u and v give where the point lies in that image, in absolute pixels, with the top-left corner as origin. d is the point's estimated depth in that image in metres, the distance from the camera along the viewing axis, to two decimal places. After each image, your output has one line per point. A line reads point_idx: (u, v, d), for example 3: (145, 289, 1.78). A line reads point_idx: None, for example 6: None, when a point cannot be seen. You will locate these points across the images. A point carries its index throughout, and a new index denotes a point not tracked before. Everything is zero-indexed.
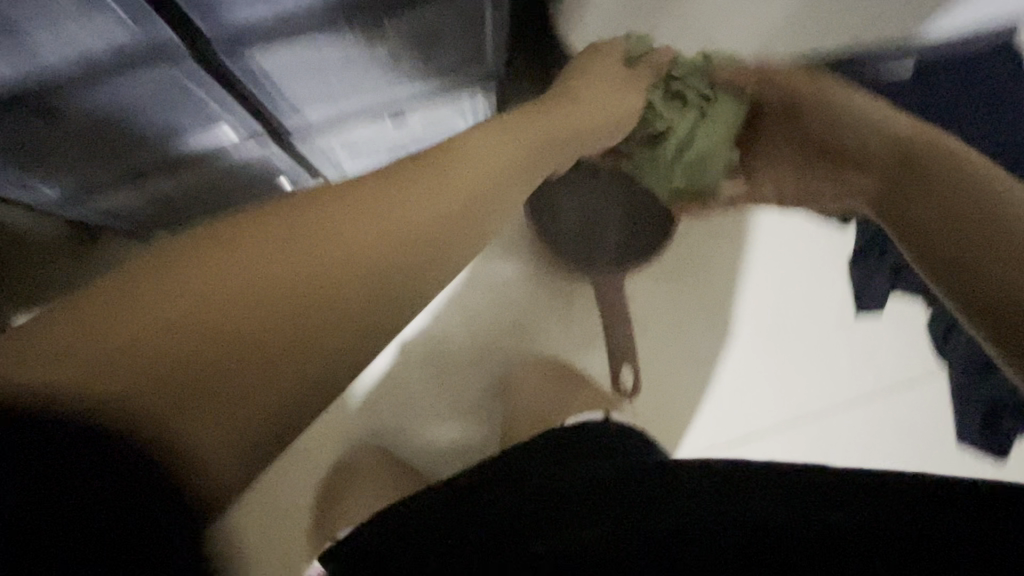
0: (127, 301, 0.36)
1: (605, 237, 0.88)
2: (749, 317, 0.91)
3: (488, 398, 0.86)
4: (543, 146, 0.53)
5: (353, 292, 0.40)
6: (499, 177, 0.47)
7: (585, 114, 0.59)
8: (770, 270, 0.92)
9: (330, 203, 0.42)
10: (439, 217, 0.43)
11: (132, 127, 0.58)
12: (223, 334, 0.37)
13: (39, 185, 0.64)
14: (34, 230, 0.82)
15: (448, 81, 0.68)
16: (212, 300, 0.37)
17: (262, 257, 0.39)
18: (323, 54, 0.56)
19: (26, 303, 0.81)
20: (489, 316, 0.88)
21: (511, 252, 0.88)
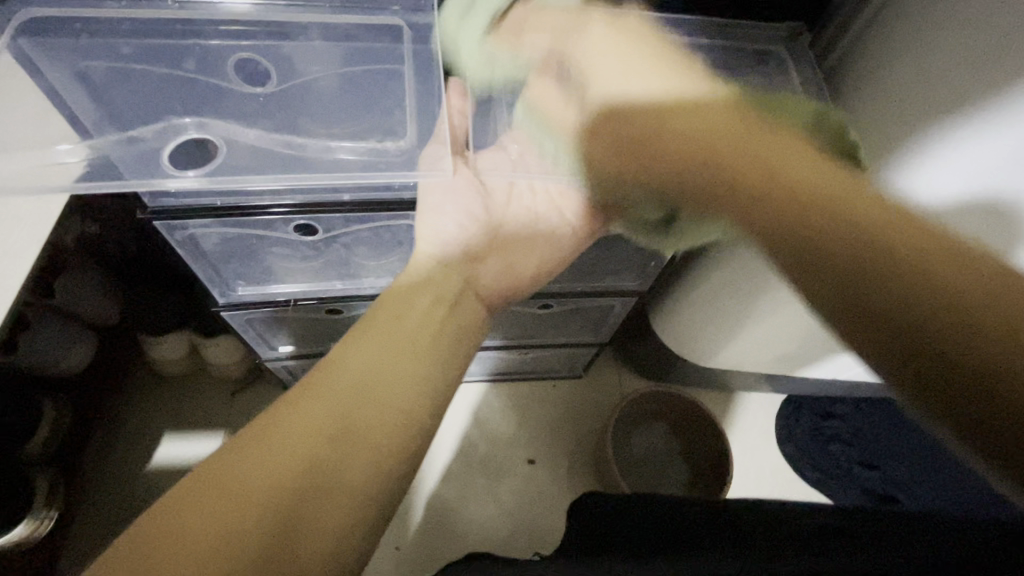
0: (204, 496, 0.39)
1: (655, 460, 1.13)
2: (773, 479, 1.15)
3: (543, 536, 1.05)
4: (422, 337, 0.51)
5: (289, 439, 0.42)
6: (381, 374, 0.47)
7: (399, 297, 0.53)
8: (799, 467, 1.15)
9: (344, 354, 0.48)
10: (317, 435, 0.42)
11: (339, 291, 0.77)
12: (227, 493, 0.39)
13: (279, 344, 0.93)
14: (221, 366, 1.04)
15: (572, 319, 0.99)
16: (220, 490, 0.39)
17: (230, 479, 0.40)
18: None
19: (195, 428, 1.04)
20: (556, 484, 1.09)
21: (587, 435, 1.14)
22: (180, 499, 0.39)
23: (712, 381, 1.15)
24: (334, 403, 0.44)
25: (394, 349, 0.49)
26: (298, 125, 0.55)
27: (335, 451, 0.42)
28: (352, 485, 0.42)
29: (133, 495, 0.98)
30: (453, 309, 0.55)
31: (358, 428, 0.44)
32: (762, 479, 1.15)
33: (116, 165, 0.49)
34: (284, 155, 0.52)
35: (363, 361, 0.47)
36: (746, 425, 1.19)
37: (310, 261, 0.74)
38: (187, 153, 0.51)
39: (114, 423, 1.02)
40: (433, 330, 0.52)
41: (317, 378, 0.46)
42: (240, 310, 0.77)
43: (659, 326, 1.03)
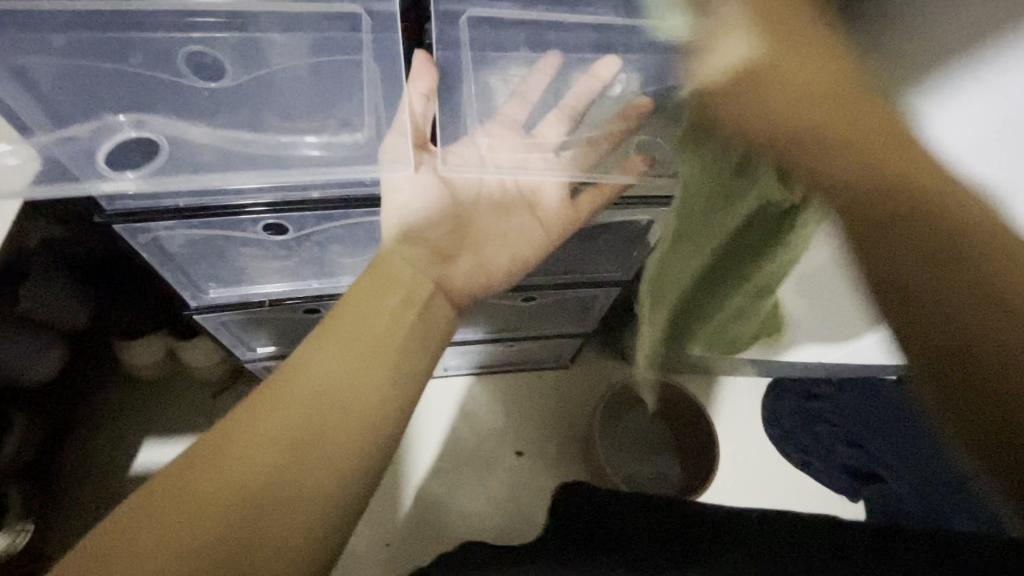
0: (160, 517, 0.37)
1: (642, 448, 1.14)
2: (759, 462, 1.16)
3: (531, 528, 1.05)
4: (393, 338, 0.49)
5: (248, 453, 0.40)
6: (349, 380, 0.45)
7: (369, 296, 0.51)
8: (784, 449, 1.17)
9: (307, 359, 0.45)
10: (279, 450, 0.41)
11: (317, 290, 0.76)
12: (183, 513, 0.37)
13: (257, 346, 0.91)
14: (200, 369, 1.02)
15: (556, 311, 0.98)
16: (176, 509, 0.37)
17: (185, 498, 0.38)
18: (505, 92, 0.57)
19: (175, 433, 1.02)
20: (544, 475, 1.09)
21: (574, 426, 1.14)
22: (135, 519, 0.37)
23: (698, 367, 1.15)
24: (298, 412, 0.43)
25: (361, 356, 0.47)
26: (258, 120, 0.53)
27: (299, 468, 0.41)
28: (317, 502, 0.41)
29: (113, 502, 0.96)
30: (421, 310, 0.53)
31: (322, 439, 0.42)
32: (748, 463, 1.16)
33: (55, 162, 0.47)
34: (243, 157, 0.50)
35: (329, 369, 0.45)
36: (733, 410, 1.20)
37: (285, 261, 0.72)
38: (134, 157, 0.49)
39: (93, 430, 1.00)
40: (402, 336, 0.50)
41: (278, 386, 0.44)
42: (214, 313, 0.75)
43: (644, 315, 1.02)
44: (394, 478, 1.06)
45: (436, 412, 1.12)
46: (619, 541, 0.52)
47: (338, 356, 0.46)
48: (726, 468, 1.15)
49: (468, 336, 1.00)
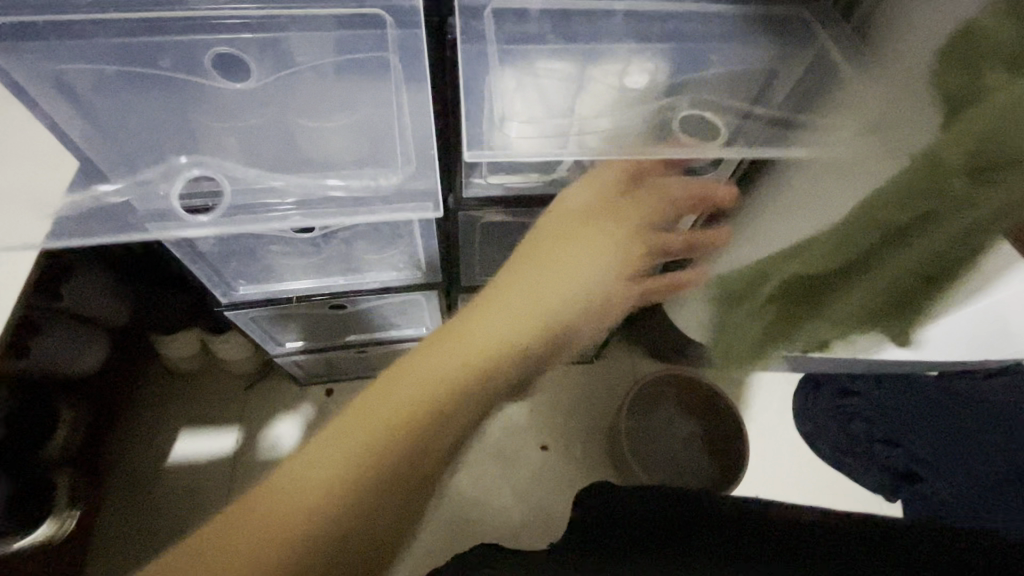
0: (252, 528, 0.42)
1: (669, 443, 1.12)
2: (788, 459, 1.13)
3: (556, 521, 1.05)
4: (478, 366, 0.52)
5: (335, 469, 0.45)
6: (434, 409, 0.49)
7: (458, 324, 0.55)
8: (815, 445, 1.14)
9: (398, 381, 0.50)
10: (355, 466, 0.45)
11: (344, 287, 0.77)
12: (282, 528, 0.42)
13: (287, 340, 0.93)
14: (232, 363, 1.04)
15: None
16: (275, 520, 0.43)
17: (285, 514, 0.43)
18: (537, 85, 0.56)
19: (207, 424, 1.05)
20: (569, 471, 1.09)
21: (599, 420, 1.13)
22: (233, 518, 0.43)
23: (727, 363, 1.13)
24: (387, 433, 0.47)
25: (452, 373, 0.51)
26: (291, 131, 0.56)
27: (381, 489, 0.46)
28: (381, 515, 0.46)
29: (154, 489, 1.00)
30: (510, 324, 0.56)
31: (403, 468, 0.47)
32: (777, 459, 1.13)
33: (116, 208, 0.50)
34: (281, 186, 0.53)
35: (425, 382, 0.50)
36: (762, 406, 1.18)
37: (312, 257, 0.73)
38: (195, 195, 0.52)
39: (133, 420, 1.04)
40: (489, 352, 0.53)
41: (369, 404, 0.48)
42: (244, 309, 0.77)
43: (671, 311, 1.01)
44: None
45: None
46: (632, 538, 0.51)
47: (421, 382, 0.50)
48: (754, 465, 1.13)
49: None
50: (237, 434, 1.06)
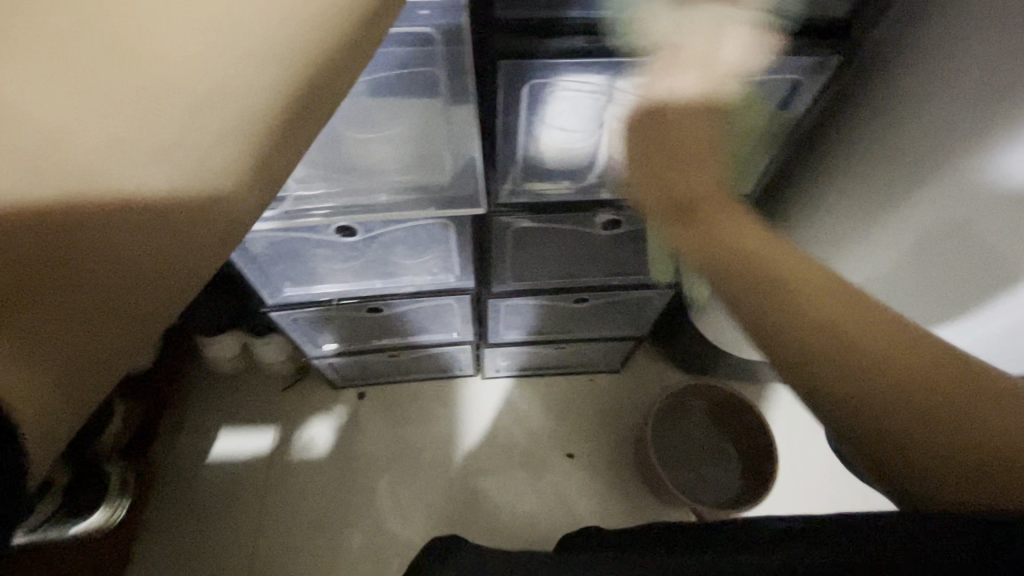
0: None
1: (698, 456, 1.11)
2: (821, 475, 1.11)
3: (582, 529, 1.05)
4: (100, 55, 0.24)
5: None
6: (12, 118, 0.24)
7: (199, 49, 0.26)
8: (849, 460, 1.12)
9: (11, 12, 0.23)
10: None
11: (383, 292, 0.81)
12: None
13: (325, 343, 0.97)
14: (273, 364, 1.09)
15: (609, 315, 0.99)
16: None
17: None
18: (575, 95, 0.58)
19: (246, 424, 1.10)
20: (595, 479, 1.09)
21: (626, 430, 1.14)
22: None
23: (759, 374, 1.12)
24: None
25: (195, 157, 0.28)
26: (339, 140, 0.59)
27: None
28: None
29: (195, 485, 1.05)
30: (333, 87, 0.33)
31: None
32: (810, 474, 1.11)
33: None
34: (331, 193, 0.62)
35: (169, 141, 0.27)
36: (794, 420, 1.16)
37: (353, 261, 0.77)
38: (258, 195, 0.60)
39: (180, 419, 1.10)
40: (269, 133, 0.31)
41: None
42: (289, 311, 0.81)
43: (699, 321, 1.01)
44: (446, 472, 1.09)
45: (486, 411, 1.15)
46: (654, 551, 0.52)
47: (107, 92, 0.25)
48: (787, 479, 1.11)
49: (520, 338, 1.02)
50: (273, 435, 1.10)
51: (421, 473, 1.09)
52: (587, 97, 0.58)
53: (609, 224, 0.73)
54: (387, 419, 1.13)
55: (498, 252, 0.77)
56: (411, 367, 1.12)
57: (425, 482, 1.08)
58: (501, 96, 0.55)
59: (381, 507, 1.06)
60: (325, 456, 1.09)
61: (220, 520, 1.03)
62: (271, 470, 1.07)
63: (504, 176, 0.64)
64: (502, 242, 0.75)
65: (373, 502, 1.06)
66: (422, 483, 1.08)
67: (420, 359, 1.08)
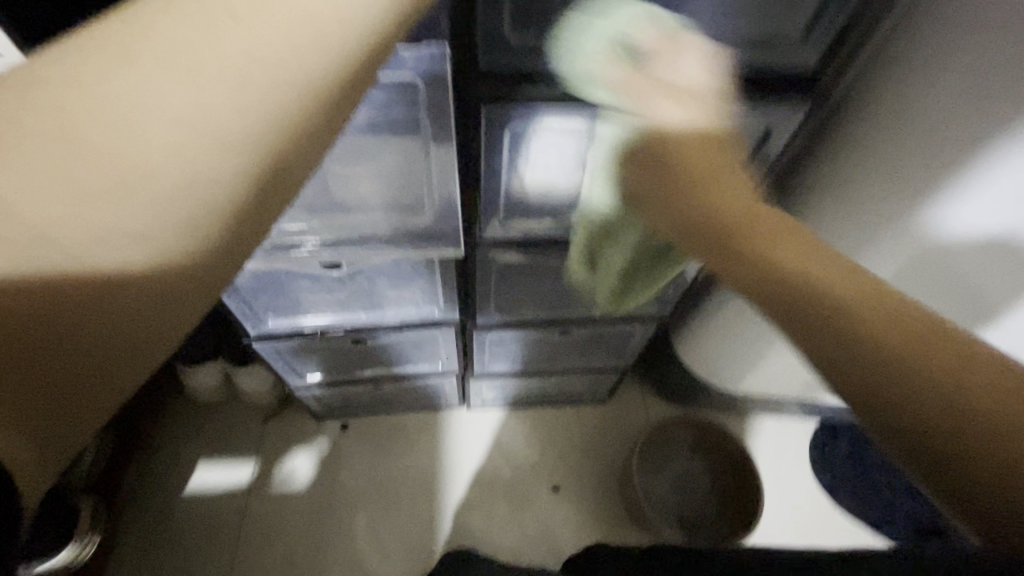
0: None
1: (683, 489, 1.10)
2: (806, 509, 1.11)
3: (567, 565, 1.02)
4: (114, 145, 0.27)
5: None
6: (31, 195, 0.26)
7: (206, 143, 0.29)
8: (833, 494, 1.12)
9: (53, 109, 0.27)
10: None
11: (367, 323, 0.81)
12: None
13: (308, 373, 0.96)
14: (255, 394, 1.08)
15: (594, 347, 1.00)
16: None
17: None
18: (556, 137, 0.59)
19: (225, 456, 1.08)
20: (580, 512, 1.08)
21: (611, 463, 1.13)
22: None
23: (742, 407, 1.13)
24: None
25: (166, 233, 0.29)
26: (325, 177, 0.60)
27: None
28: None
29: (168, 520, 1.02)
30: (304, 153, 0.34)
31: None
32: (795, 508, 1.11)
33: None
34: (316, 228, 0.62)
35: (141, 224, 0.28)
36: (779, 453, 1.16)
37: (337, 292, 0.79)
38: None
39: (156, 450, 1.07)
40: (239, 199, 0.31)
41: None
42: (271, 342, 0.80)
43: (682, 353, 1.02)
44: (430, 505, 1.07)
45: (470, 443, 1.14)
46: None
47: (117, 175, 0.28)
48: (772, 513, 1.10)
49: (505, 370, 1.02)
50: (252, 467, 1.08)
51: (404, 506, 1.07)
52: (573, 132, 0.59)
53: None
54: (370, 451, 1.12)
55: (482, 285, 0.78)
56: (395, 398, 1.12)
57: (407, 516, 1.06)
58: (484, 139, 0.56)
59: (361, 542, 1.03)
60: (305, 490, 1.07)
61: (193, 557, 1.00)
62: (249, 504, 1.05)
63: (487, 212, 0.65)
64: (487, 276, 0.76)
65: (354, 537, 1.03)
66: (405, 517, 1.06)
67: (404, 389, 1.07)
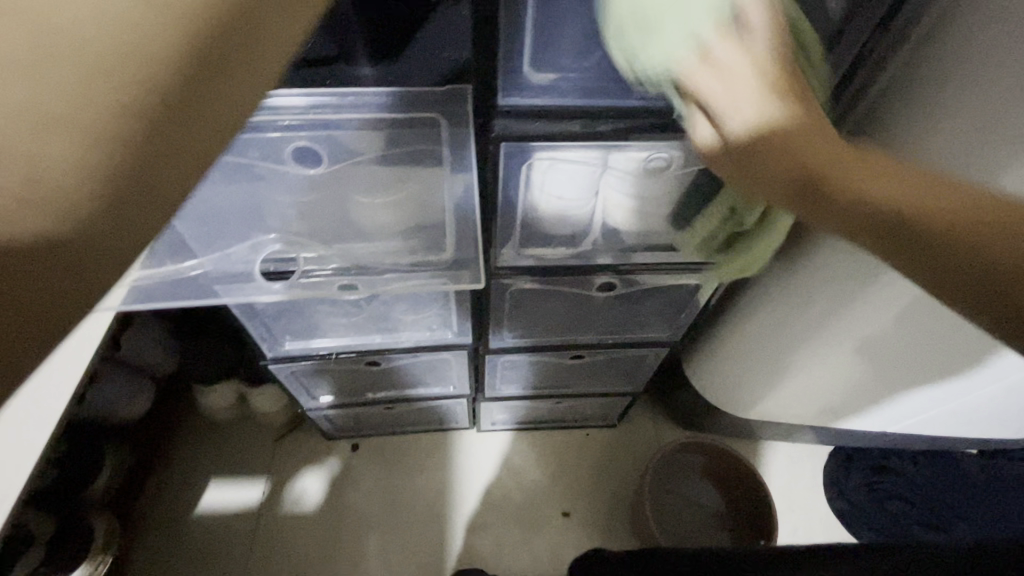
0: None
1: (696, 515, 1.09)
2: (824, 538, 1.08)
3: None
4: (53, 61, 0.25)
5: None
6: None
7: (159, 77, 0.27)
8: (850, 522, 1.10)
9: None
10: None
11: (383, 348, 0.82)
12: None
13: (321, 393, 0.97)
14: (268, 413, 1.09)
15: (605, 371, 1.00)
16: None
17: None
18: (571, 168, 0.60)
19: (236, 475, 1.09)
20: (591, 536, 1.07)
21: (622, 487, 1.12)
22: None
23: (755, 433, 1.12)
24: None
25: (60, 167, 0.26)
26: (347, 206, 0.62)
27: None
28: None
29: (180, 538, 1.03)
30: (226, 81, 0.30)
31: None
32: (812, 537, 1.09)
33: (208, 282, 0.59)
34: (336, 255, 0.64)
35: (35, 158, 0.25)
36: (793, 479, 1.14)
37: (354, 316, 0.80)
38: (275, 266, 0.62)
39: (170, 468, 1.08)
40: (144, 129, 0.28)
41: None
42: (287, 364, 0.81)
43: (693, 377, 1.02)
44: (440, 528, 1.07)
45: (481, 465, 1.13)
46: None
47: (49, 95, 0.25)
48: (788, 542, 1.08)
49: (516, 392, 1.02)
50: (264, 486, 1.08)
51: (414, 528, 1.06)
52: (586, 163, 0.60)
53: (603, 286, 0.76)
54: (381, 472, 1.12)
55: (496, 309, 0.78)
56: (405, 419, 1.12)
57: (418, 537, 1.05)
58: (500, 170, 0.58)
59: (372, 562, 1.03)
60: (316, 511, 1.07)
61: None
62: (259, 524, 1.05)
63: (501, 240, 0.67)
64: (501, 301, 0.77)
65: (364, 559, 1.03)
66: (416, 537, 1.06)
67: (415, 410, 1.07)
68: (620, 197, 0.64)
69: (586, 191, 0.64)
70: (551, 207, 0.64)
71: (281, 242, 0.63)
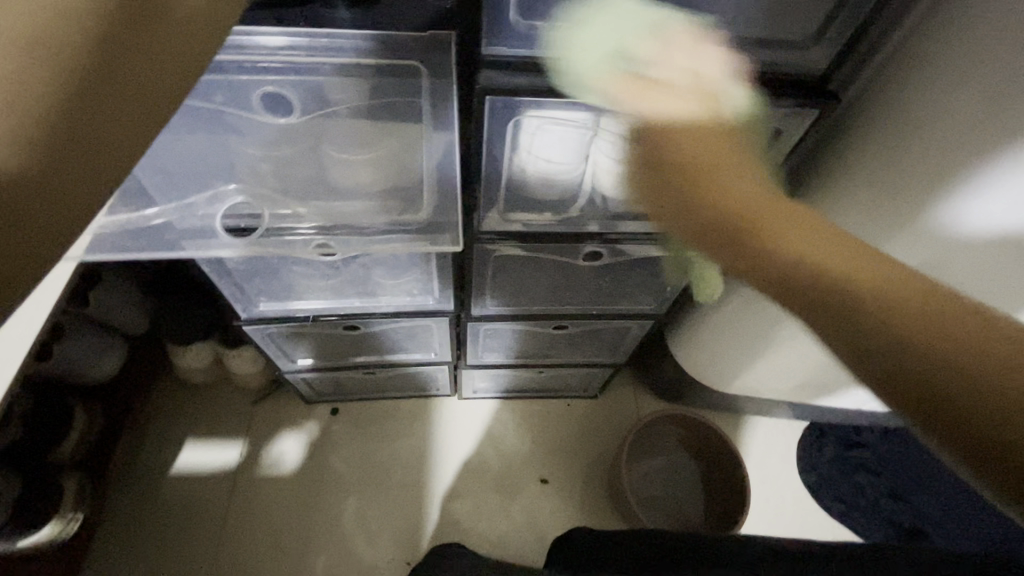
0: None
1: (671, 484, 1.11)
2: (793, 507, 1.12)
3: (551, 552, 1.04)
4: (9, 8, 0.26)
5: None
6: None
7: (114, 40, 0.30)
8: (820, 494, 1.13)
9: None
10: None
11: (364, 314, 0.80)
12: None
13: (298, 356, 0.94)
14: (243, 374, 1.07)
15: (588, 342, 1.00)
16: None
17: None
18: (559, 129, 0.58)
19: (212, 434, 1.08)
20: (567, 503, 1.09)
21: (601, 456, 1.13)
22: None
23: (733, 406, 1.13)
24: None
25: (0, 143, 0.26)
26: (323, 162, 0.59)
27: None
28: None
29: (156, 497, 1.02)
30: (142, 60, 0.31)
31: None
32: (782, 507, 1.12)
33: (172, 233, 0.56)
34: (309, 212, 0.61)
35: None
36: (769, 452, 1.17)
37: (331, 278, 0.78)
38: (239, 216, 0.59)
39: (145, 428, 1.07)
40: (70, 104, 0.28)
41: None
42: (262, 325, 0.79)
43: (676, 349, 1.02)
44: (418, 494, 1.07)
45: (461, 433, 1.13)
46: None
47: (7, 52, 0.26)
48: (759, 511, 1.11)
49: (497, 361, 1.01)
50: (242, 448, 1.07)
51: (390, 491, 1.07)
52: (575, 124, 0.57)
53: (591, 255, 0.74)
54: (359, 436, 1.11)
55: (479, 276, 0.76)
56: (385, 385, 1.11)
57: (396, 500, 1.06)
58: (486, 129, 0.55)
59: (350, 524, 1.04)
60: (293, 475, 1.06)
61: (179, 536, 1.00)
62: (235, 485, 1.04)
63: (486, 204, 0.64)
64: (484, 268, 0.75)
65: (341, 520, 1.04)
66: (394, 498, 1.06)
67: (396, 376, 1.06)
68: (610, 163, 0.61)
69: (574, 156, 0.61)
70: (537, 171, 0.62)
71: (249, 197, 0.60)
